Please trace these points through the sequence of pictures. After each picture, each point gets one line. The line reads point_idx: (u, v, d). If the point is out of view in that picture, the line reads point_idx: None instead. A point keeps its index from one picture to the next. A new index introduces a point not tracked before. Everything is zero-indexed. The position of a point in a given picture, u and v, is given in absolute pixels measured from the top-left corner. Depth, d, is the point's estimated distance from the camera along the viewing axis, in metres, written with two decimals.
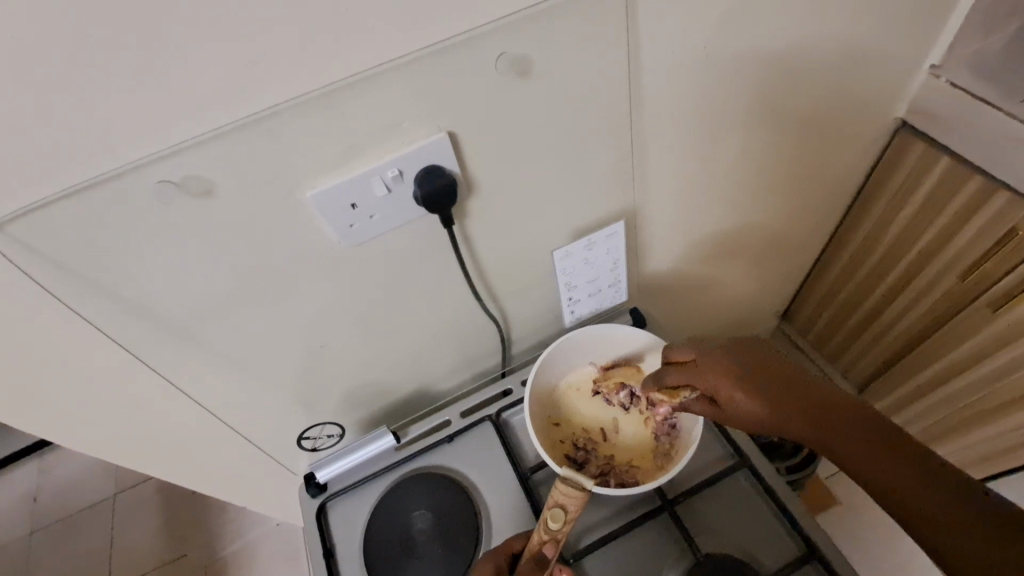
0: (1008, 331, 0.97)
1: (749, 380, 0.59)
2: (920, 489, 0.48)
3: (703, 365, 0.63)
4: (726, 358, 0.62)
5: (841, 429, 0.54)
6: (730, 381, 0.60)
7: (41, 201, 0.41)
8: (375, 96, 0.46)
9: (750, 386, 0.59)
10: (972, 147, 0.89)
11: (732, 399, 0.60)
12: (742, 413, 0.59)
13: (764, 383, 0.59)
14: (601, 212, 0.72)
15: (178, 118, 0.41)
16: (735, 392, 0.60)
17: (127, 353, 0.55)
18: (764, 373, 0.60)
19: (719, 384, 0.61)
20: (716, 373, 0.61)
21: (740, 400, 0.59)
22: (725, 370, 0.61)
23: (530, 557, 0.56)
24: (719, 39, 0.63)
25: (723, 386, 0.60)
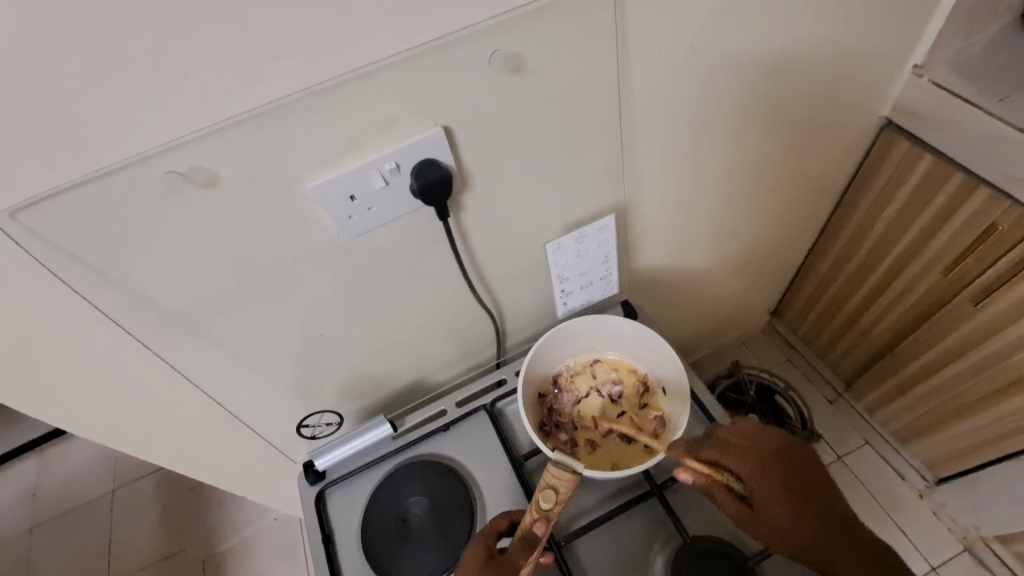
0: (989, 324, 0.99)
1: (785, 486, 0.57)
2: None
3: (745, 458, 0.58)
4: (771, 459, 0.59)
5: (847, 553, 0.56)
6: (771, 482, 0.57)
7: (52, 190, 0.43)
8: (373, 92, 0.48)
9: (787, 492, 0.57)
10: (953, 145, 0.92)
11: (769, 504, 0.57)
12: (769, 518, 0.56)
13: (796, 490, 0.58)
14: (592, 206, 0.73)
15: (181, 112, 0.43)
16: (773, 494, 0.57)
17: (131, 340, 0.56)
18: (796, 477, 0.58)
19: (759, 483, 0.57)
20: (758, 469, 0.58)
21: (775, 506, 0.56)
22: (769, 470, 0.58)
23: (520, 536, 0.57)
24: (704, 39, 0.65)
25: (764, 485, 0.57)
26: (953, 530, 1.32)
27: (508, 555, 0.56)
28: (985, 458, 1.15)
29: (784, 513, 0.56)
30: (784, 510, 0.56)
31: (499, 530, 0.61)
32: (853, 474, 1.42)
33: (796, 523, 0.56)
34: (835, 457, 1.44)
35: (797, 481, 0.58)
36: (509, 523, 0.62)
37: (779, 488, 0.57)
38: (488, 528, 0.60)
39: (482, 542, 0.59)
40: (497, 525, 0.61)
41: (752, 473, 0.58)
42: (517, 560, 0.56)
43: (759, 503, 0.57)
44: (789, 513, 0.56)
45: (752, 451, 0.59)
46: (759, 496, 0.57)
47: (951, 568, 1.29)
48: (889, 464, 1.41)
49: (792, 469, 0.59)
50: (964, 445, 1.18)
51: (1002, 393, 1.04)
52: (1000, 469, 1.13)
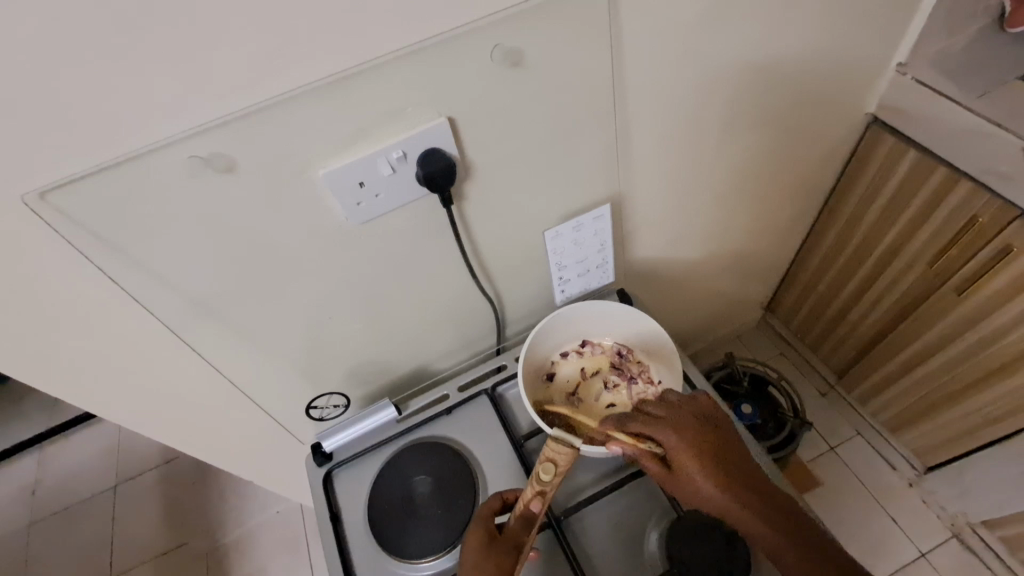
0: (973, 313, 1.03)
1: (708, 453, 0.59)
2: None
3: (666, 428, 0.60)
4: (690, 428, 0.61)
5: (769, 516, 0.57)
6: (692, 446, 0.59)
7: (84, 173, 0.46)
8: (381, 83, 0.51)
9: (708, 458, 0.59)
10: (936, 140, 0.95)
11: (691, 469, 0.58)
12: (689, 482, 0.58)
13: (719, 457, 0.59)
14: (589, 197, 0.76)
15: (203, 100, 0.46)
16: (694, 460, 0.59)
17: (149, 318, 0.59)
18: (717, 446, 0.60)
19: (680, 451, 0.59)
20: (681, 438, 0.60)
21: (697, 472, 0.58)
22: (691, 437, 0.60)
23: (518, 515, 0.59)
24: (695, 36, 0.68)
25: (685, 450, 0.59)
26: (941, 517, 1.36)
27: (510, 534, 0.59)
28: (971, 445, 1.18)
29: (704, 478, 0.58)
30: (704, 476, 0.58)
31: (494, 511, 0.62)
32: (844, 464, 1.45)
33: (717, 486, 0.57)
34: (827, 448, 1.47)
35: (717, 449, 0.60)
36: (502, 503, 0.64)
37: (700, 455, 0.58)
38: (484, 510, 0.62)
39: (480, 524, 0.61)
40: (491, 506, 0.63)
41: (675, 441, 0.60)
42: (518, 537, 0.58)
43: (681, 470, 0.59)
44: (707, 478, 0.58)
45: (674, 421, 0.61)
46: (679, 462, 0.59)
47: (939, 554, 1.32)
48: (880, 454, 1.44)
49: (710, 435, 0.61)
50: (951, 434, 1.22)
51: (985, 380, 1.07)
52: (986, 456, 1.16)
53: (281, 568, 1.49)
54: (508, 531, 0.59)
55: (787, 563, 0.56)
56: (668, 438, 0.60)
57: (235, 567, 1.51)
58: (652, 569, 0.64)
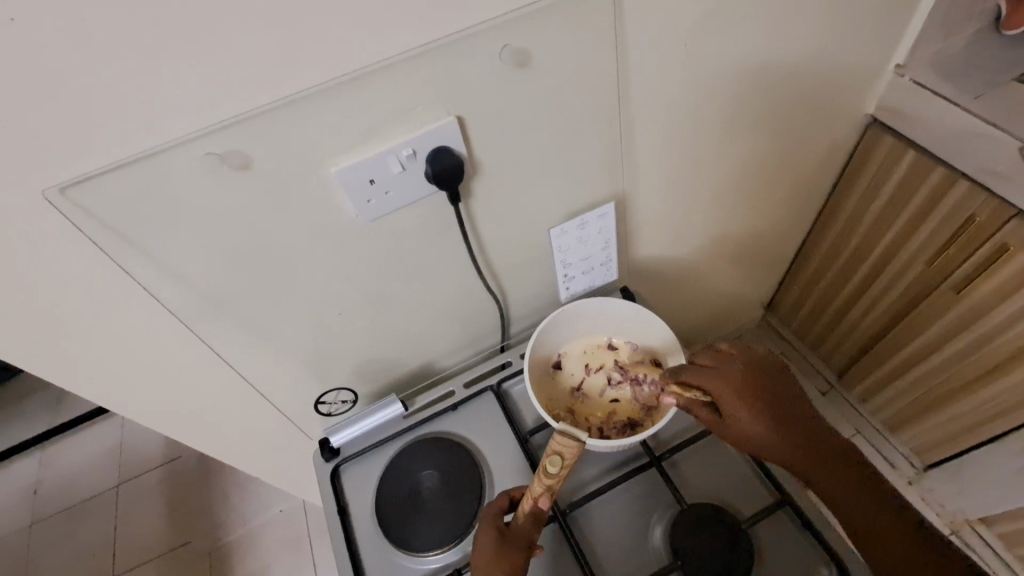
0: (973, 311, 1.04)
1: (760, 399, 0.62)
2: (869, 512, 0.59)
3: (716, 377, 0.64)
4: (741, 373, 0.64)
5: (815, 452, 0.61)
6: (743, 393, 0.62)
7: (104, 168, 0.47)
8: (393, 82, 0.52)
9: (759, 403, 0.62)
10: (934, 140, 0.96)
11: (743, 414, 0.62)
12: (741, 426, 0.62)
13: (767, 399, 0.62)
14: (593, 195, 0.77)
15: (219, 99, 0.47)
16: (745, 406, 0.62)
17: (163, 313, 0.60)
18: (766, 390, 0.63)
19: (731, 397, 0.62)
20: (730, 383, 0.63)
21: (744, 418, 0.61)
22: (743, 382, 0.63)
23: (527, 511, 0.60)
24: (697, 37, 0.69)
25: (736, 397, 0.62)
26: (940, 515, 1.37)
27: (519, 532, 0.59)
28: (970, 443, 1.19)
29: (752, 424, 0.61)
30: (752, 422, 0.61)
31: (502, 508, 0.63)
32: None
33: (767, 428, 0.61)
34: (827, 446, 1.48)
35: (767, 393, 0.63)
36: (510, 500, 0.64)
37: (749, 398, 0.62)
38: (492, 508, 0.63)
39: (489, 521, 0.61)
40: (499, 504, 0.63)
41: (726, 387, 0.63)
42: (531, 535, 0.59)
43: (731, 413, 0.62)
44: (756, 422, 0.61)
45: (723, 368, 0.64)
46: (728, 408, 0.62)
47: None
48: (879, 452, 1.45)
49: (762, 382, 0.64)
50: (949, 432, 1.23)
51: (983, 378, 1.08)
52: (985, 453, 1.17)
53: (284, 568, 1.49)
54: (517, 526, 0.59)
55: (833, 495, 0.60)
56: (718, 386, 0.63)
57: (238, 566, 1.51)
58: (656, 562, 0.65)
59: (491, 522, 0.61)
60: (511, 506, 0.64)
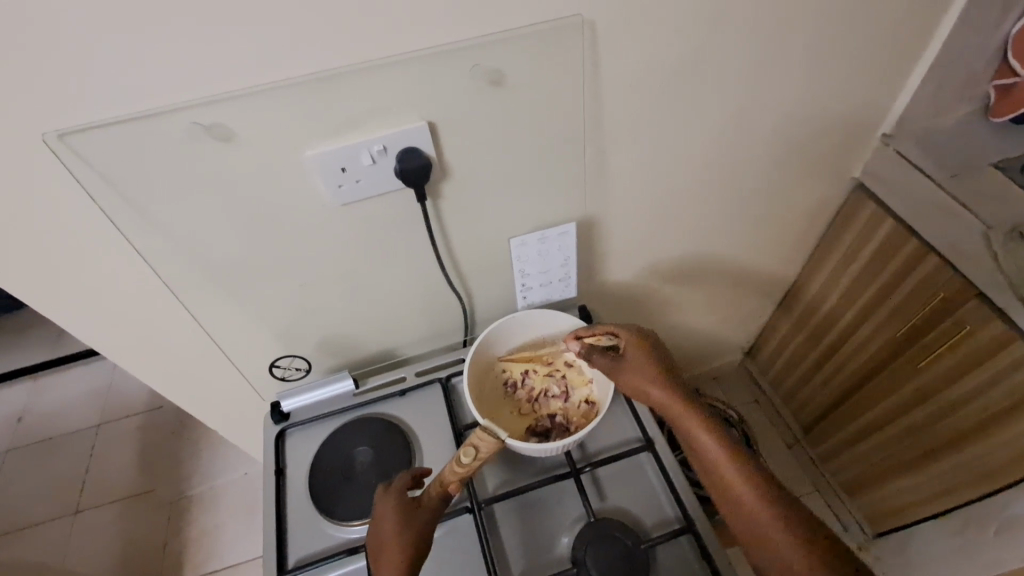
0: (929, 383, 1.06)
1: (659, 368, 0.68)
2: (753, 507, 0.57)
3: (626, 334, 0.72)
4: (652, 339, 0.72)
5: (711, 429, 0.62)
6: (644, 353, 0.70)
7: (102, 123, 0.53)
8: (370, 83, 0.58)
9: (656, 370, 0.68)
10: (911, 212, 0.99)
11: (638, 370, 0.69)
12: (630, 380, 0.69)
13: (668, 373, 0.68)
14: (561, 214, 0.82)
15: (210, 74, 0.53)
16: (644, 364, 0.69)
17: (138, 261, 0.65)
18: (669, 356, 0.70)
19: (632, 349, 0.71)
20: (635, 346, 0.71)
21: (641, 369, 0.69)
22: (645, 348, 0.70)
23: (435, 494, 0.63)
24: (673, 79, 0.74)
25: (638, 356, 0.70)
26: None
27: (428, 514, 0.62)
28: (919, 516, 1.19)
29: (649, 377, 0.68)
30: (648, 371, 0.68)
31: (405, 486, 0.64)
32: None
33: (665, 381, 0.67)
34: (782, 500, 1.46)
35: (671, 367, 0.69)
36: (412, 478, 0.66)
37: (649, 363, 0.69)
38: (397, 487, 0.64)
39: (392, 499, 0.63)
40: (402, 482, 0.65)
41: (630, 347, 0.71)
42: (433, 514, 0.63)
43: (628, 366, 0.70)
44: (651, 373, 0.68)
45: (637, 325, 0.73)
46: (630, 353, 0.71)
47: None
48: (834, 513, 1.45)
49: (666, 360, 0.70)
50: (899, 502, 1.23)
51: (936, 452, 1.09)
52: (930, 528, 1.18)
53: (237, 530, 1.54)
54: (425, 503, 0.62)
55: (717, 475, 0.60)
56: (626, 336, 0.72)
57: (194, 522, 1.56)
58: (558, 565, 0.68)
59: (397, 502, 0.62)
60: (413, 484, 0.66)
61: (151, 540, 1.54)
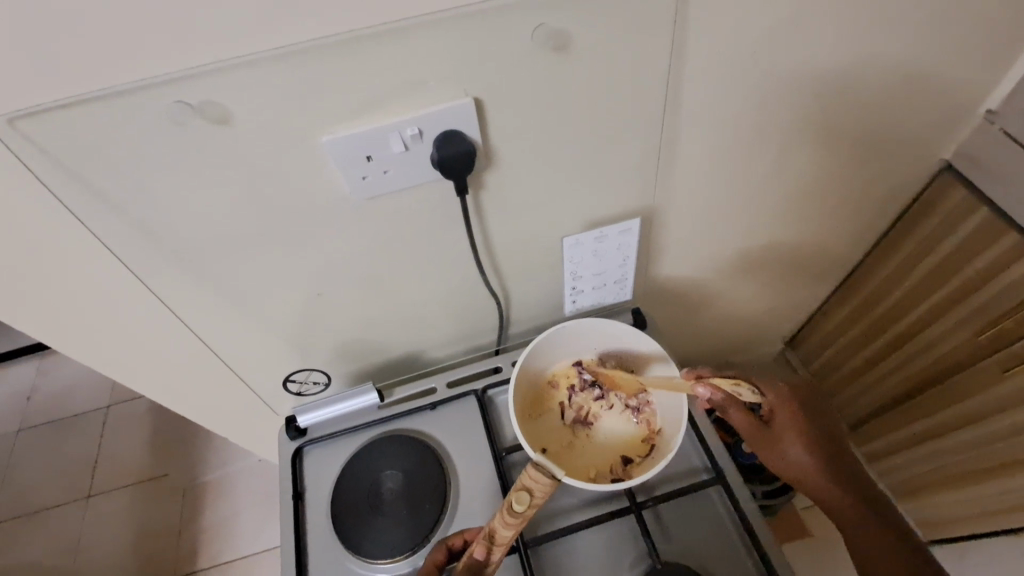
0: (1014, 393, 0.95)
1: (807, 419, 0.62)
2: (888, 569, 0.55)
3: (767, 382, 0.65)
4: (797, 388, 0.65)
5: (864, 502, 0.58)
6: (789, 404, 0.62)
7: (61, 103, 0.41)
8: (406, 50, 0.46)
9: (802, 420, 0.62)
10: (1014, 202, 0.86)
11: (786, 422, 0.62)
12: (779, 434, 0.62)
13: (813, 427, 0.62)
14: (618, 206, 0.70)
15: (196, 41, 0.41)
16: (788, 414, 0.62)
17: (122, 270, 0.55)
18: (818, 412, 0.63)
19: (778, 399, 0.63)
20: (778, 394, 0.63)
21: (792, 431, 0.61)
22: (789, 396, 0.63)
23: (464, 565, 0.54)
24: (766, 45, 0.61)
25: (783, 404, 0.62)
26: None
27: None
28: (982, 528, 1.10)
29: (800, 444, 0.61)
30: (800, 439, 0.61)
31: (439, 562, 0.59)
32: None
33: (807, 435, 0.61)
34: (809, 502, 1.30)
35: (816, 412, 0.63)
36: (447, 552, 0.60)
37: (794, 414, 0.62)
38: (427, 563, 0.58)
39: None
40: (433, 559, 0.59)
41: (775, 397, 0.63)
42: None
43: (772, 419, 0.63)
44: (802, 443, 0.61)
45: (779, 378, 0.65)
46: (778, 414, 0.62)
47: None
48: None
49: (813, 410, 0.63)
50: (960, 511, 1.14)
51: (1012, 466, 0.99)
52: (992, 542, 1.10)
53: (253, 518, 1.49)
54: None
55: (848, 529, 0.58)
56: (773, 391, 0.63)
57: (208, 510, 1.51)
58: None
59: None
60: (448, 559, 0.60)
61: (165, 527, 1.49)
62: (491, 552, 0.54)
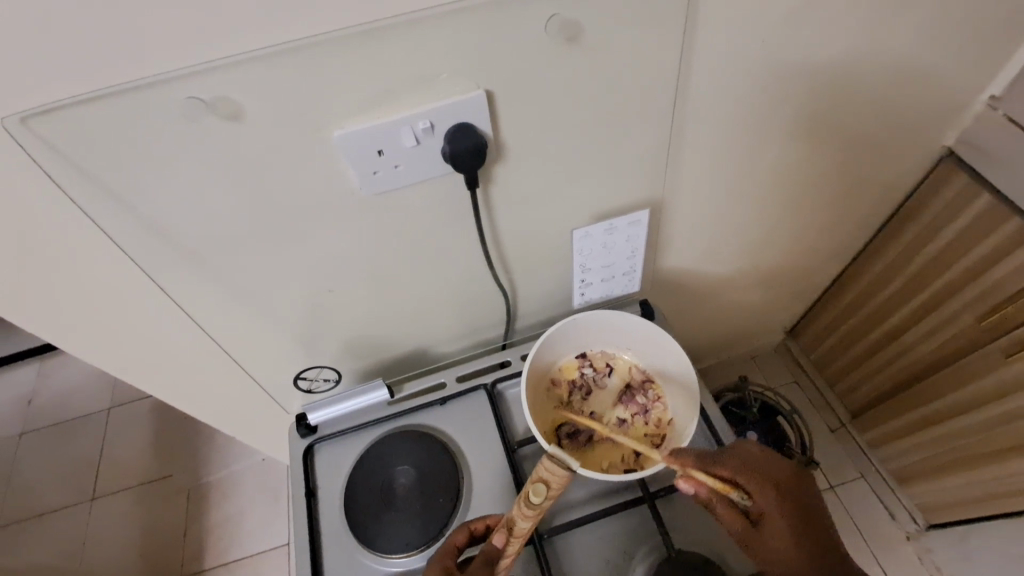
0: (1015, 378, 0.95)
1: (800, 521, 0.55)
2: None
3: (758, 479, 0.56)
4: (790, 486, 0.56)
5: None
6: (780, 505, 0.55)
7: (71, 100, 0.41)
8: (418, 42, 0.45)
9: (794, 522, 0.55)
10: (1017, 188, 0.86)
11: (776, 526, 0.55)
12: (769, 538, 0.55)
13: (807, 532, 0.55)
14: (626, 198, 0.69)
15: (206, 36, 0.41)
16: (778, 517, 0.55)
17: (135, 269, 0.55)
18: (810, 505, 0.56)
19: (766, 498, 0.56)
20: (767, 494, 0.56)
21: (783, 537, 0.54)
22: (780, 497, 0.55)
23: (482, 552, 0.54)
24: (774, 33, 0.60)
25: (772, 506, 0.55)
26: None
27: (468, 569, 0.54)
28: (983, 512, 1.12)
29: (793, 549, 0.54)
30: (792, 548, 0.54)
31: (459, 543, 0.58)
32: (841, 505, 1.38)
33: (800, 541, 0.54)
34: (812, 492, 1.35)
35: (810, 514, 0.56)
36: (468, 535, 0.59)
37: (785, 515, 0.55)
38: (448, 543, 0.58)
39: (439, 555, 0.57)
40: (455, 539, 0.58)
41: (763, 496, 0.56)
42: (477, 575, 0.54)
43: (761, 520, 0.56)
44: (796, 544, 0.54)
45: (770, 477, 0.56)
46: (769, 517, 0.55)
47: None
48: (881, 502, 1.37)
49: (806, 513, 0.56)
50: (961, 496, 1.15)
51: (1014, 450, 1.00)
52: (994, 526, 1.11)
53: (259, 516, 1.49)
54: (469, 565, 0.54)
55: None
56: (761, 491, 0.56)
57: (213, 509, 1.51)
58: None
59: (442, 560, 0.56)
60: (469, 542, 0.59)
61: (171, 527, 1.49)
62: (509, 542, 0.54)
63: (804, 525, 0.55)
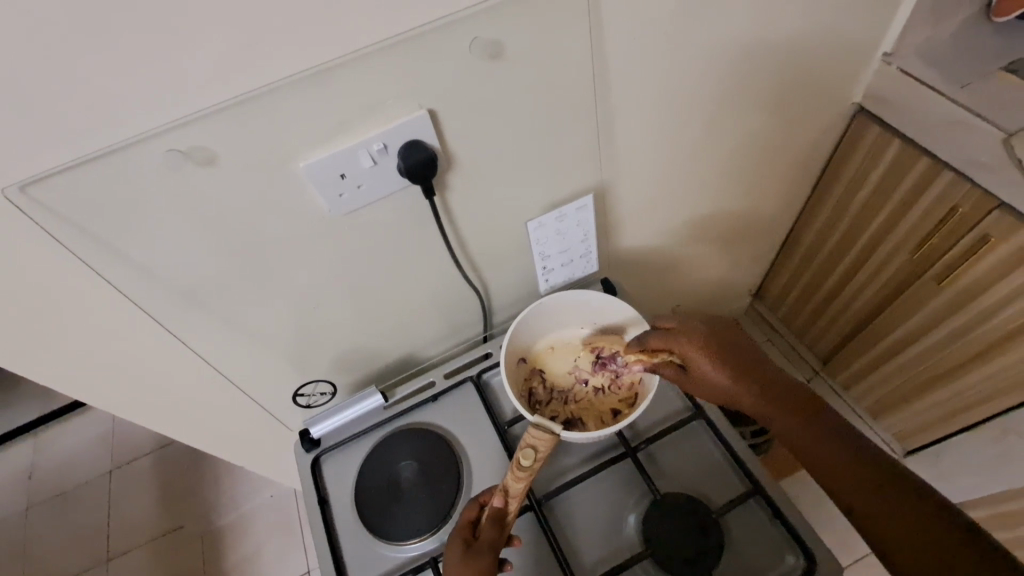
0: (949, 302, 1.05)
1: (723, 355, 0.66)
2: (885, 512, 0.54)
3: (679, 338, 0.68)
4: (707, 329, 0.68)
5: (794, 406, 0.62)
6: (702, 349, 0.67)
7: (64, 166, 0.46)
8: (363, 75, 0.52)
9: (716, 356, 0.66)
10: (920, 131, 0.96)
11: (704, 366, 0.66)
12: (704, 378, 0.67)
13: (733, 360, 0.66)
14: (571, 187, 0.77)
15: (178, 95, 0.46)
16: (704, 357, 0.66)
17: (135, 311, 0.60)
18: (731, 343, 0.67)
19: (688, 349, 0.67)
20: (690, 344, 0.67)
21: (711, 373, 0.66)
22: (701, 341, 0.67)
23: (491, 518, 0.60)
24: (679, 26, 0.68)
25: (697, 350, 0.67)
26: None
27: (487, 536, 0.59)
28: (949, 429, 1.21)
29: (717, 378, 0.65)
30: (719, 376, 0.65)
31: (472, 518, 0.63)
32: None
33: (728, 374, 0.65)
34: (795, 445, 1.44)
35: (731, 343, 0.67)
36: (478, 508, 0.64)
37: (709, 353, 0.66)
38: (462, 520, 0.62)
39: (458, 532, 0.61)
40: (467, 515, 0.63)
41: (688, 347, 0.67)
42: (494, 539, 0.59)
43: (695, 368, 0.67)
44: (723, 377, 0.65)
45: (685, 329, 0.69)
46: (695, 365, 0.67)
47: None
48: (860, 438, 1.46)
49: (727, 346, 0.67)
50: (927, 417, 1.25)
51: (962, 366, 1.09)
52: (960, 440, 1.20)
53: (275, 551, 1.51)
54: (485, 535, 0.59)
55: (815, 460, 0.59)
56: (682, 344, 0.68)
57: (229, 551, 1.53)
58: (631, 548, 0.67)
59: (459, 537, 0.61)
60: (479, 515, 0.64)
61: None
62: (509, 502, 0.61)
63: (727, 355, 0.66)
